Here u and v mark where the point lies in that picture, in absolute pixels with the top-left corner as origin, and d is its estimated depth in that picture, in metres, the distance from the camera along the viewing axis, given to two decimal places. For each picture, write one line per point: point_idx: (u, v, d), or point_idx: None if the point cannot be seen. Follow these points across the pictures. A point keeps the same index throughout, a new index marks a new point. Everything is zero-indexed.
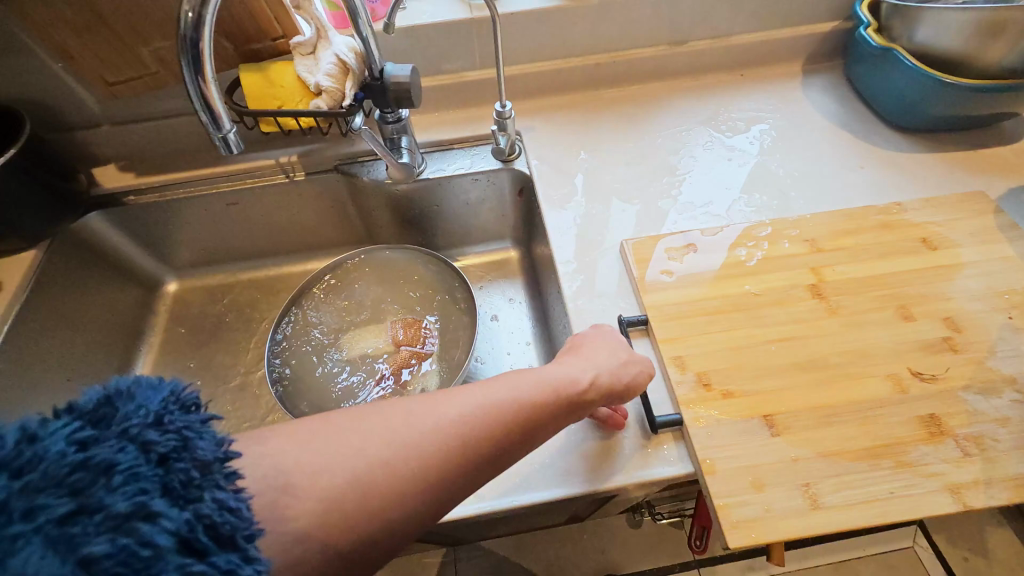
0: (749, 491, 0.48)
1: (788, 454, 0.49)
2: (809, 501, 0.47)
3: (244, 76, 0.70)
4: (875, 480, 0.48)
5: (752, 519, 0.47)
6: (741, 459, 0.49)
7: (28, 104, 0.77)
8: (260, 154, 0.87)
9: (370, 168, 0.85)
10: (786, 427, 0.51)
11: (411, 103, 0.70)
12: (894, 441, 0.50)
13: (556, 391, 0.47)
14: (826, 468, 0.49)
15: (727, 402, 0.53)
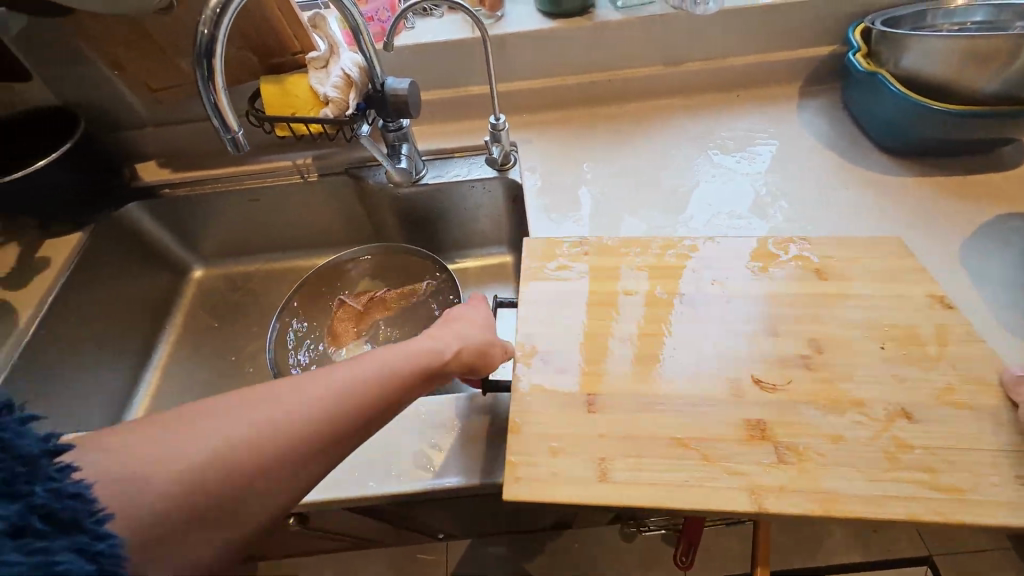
0: (558, 461, 0.49)
1: (611, 430, 0.50)
2: (597, 475, 0.48)
3: (263, 87, 0.79)
4: (669, 466, 0.48)
5: (542, 483, 0.48)
6: (561, 432, 0.51)
7: (87, 106, 0.89)
8: (280, 156, 0.95)
9: (376, 172, 0.92)
10: (618, 408, 0.52)
11: (409, 113, 0.76)
12: (718, 443, 0.49)
13: (412, 363, 0.48)
14: (637, 449, 0.49)
15: (587, 377, 0.54)
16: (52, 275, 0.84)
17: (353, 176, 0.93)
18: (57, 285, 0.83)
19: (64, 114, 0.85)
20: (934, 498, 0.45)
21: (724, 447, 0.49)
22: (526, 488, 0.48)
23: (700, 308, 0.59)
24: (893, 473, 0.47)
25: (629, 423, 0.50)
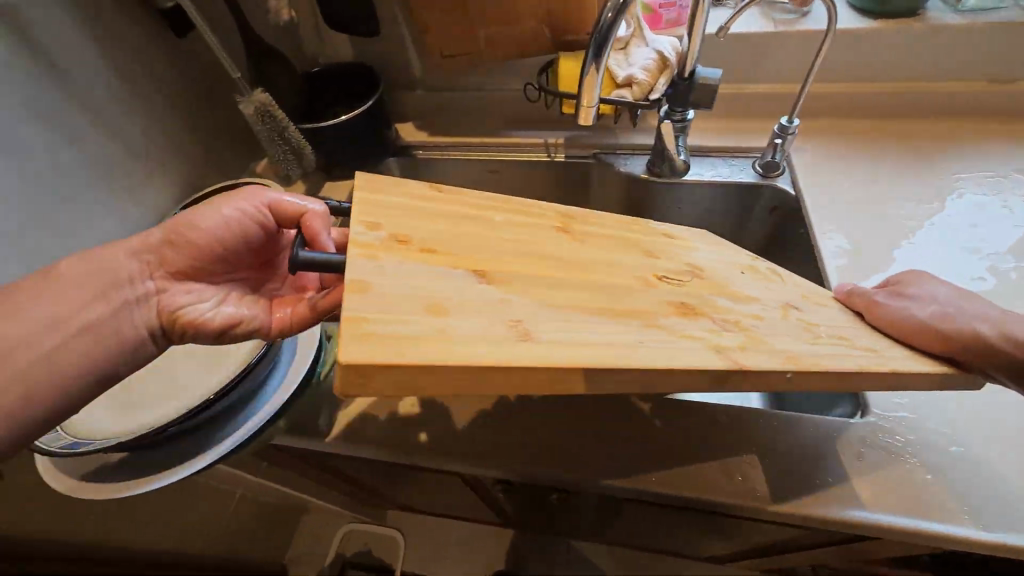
0: (411, 315, 0.33)
1: (439, 294, 0.36)
2: (470, 346, 0.33)
3: (560, 64, 0.81)
4: (600, 333, 0.36)
5: (380, 346, 0.31)
6: (371, 282, 0.34)
7: (376, 63, 0.96)
8: (531, 132, 0.97)
9: (628, 162, 0.91)
10: (485, 286, 0.38)
11: (708, 105, 0.74)
12: (706, 345, 0.38)
13: (224, 232, 0.53)
14: (540, 312, 0.37)
15: (393, 242, 0.38)
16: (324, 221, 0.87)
17: (603, 162, 0.92)
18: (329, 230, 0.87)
19: (359, 69, 0.90)
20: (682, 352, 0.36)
21: (686, 342, 0.38)
22: (375, 338, 0.31)
23: (622, 246, 0.49)
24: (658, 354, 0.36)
25: (608, 305, 0.40)
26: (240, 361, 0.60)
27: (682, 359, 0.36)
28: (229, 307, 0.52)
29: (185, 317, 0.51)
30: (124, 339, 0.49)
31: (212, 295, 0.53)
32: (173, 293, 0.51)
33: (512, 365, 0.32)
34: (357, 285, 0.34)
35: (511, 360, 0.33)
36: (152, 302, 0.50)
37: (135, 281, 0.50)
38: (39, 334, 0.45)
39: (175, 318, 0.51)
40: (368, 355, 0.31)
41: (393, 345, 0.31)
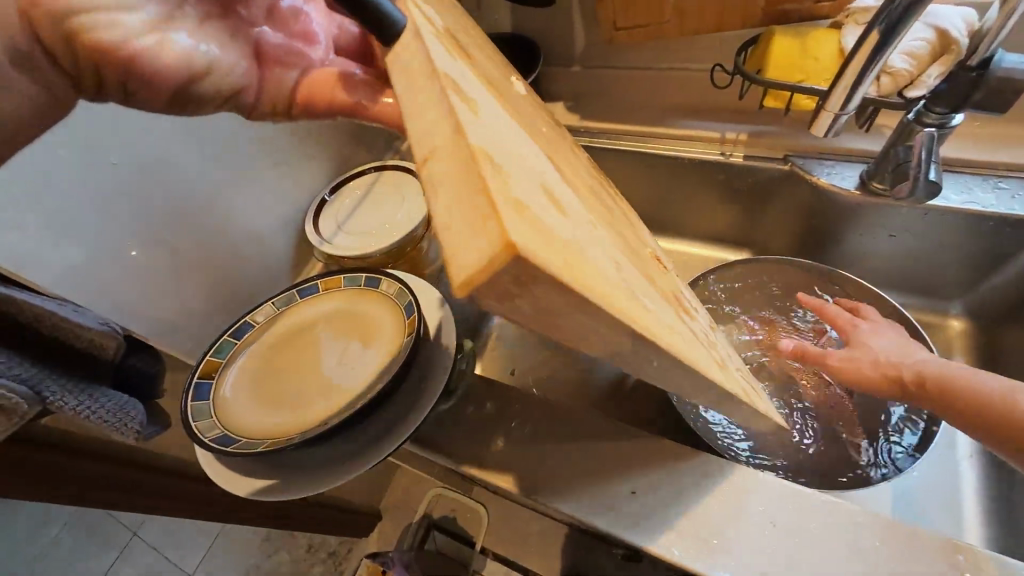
0: (547, 211, 0.19)
1: (548, 184, 0.23)
2: (608, 269, 0.21)
3: (774, 41, 0.63)
4: (664, 311, 0.26)
5: (539, 227, 0.17)
6: (486, 136, 0.20)
7: (534, 35, 0.86)
8: (705, 124, 0.80)
9: (840, 172, 0.72)
10: (572, 201, 0.25)
11: (1001, 107, 0.54)
12: (712, 359, 0.31)
13: None
14: (627, 270, 0.25)
15: (499, 110, 0.25)
16: None
17: (797, 170, 0.74)
18: None
19: (519, 43, 0.82)
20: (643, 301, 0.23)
21: (701, 350, 0.29)
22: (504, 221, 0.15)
23: (607, 186, 0.41)
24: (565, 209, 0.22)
25: (647, 276, 0.30)
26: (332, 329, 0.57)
27: (706, 368, 0.27)
28: (184, 36, 0.34)
29: (88, 40, 0.32)
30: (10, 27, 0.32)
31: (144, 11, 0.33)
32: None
33: (648, 346, 0.20)
34: (465, 115, 0.20)
35: (656, 336, 0.21)
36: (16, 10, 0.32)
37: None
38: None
39: (76, 37, 0.32)
40: (533, 246, 0.15)
41: (554, 248, 0.17)
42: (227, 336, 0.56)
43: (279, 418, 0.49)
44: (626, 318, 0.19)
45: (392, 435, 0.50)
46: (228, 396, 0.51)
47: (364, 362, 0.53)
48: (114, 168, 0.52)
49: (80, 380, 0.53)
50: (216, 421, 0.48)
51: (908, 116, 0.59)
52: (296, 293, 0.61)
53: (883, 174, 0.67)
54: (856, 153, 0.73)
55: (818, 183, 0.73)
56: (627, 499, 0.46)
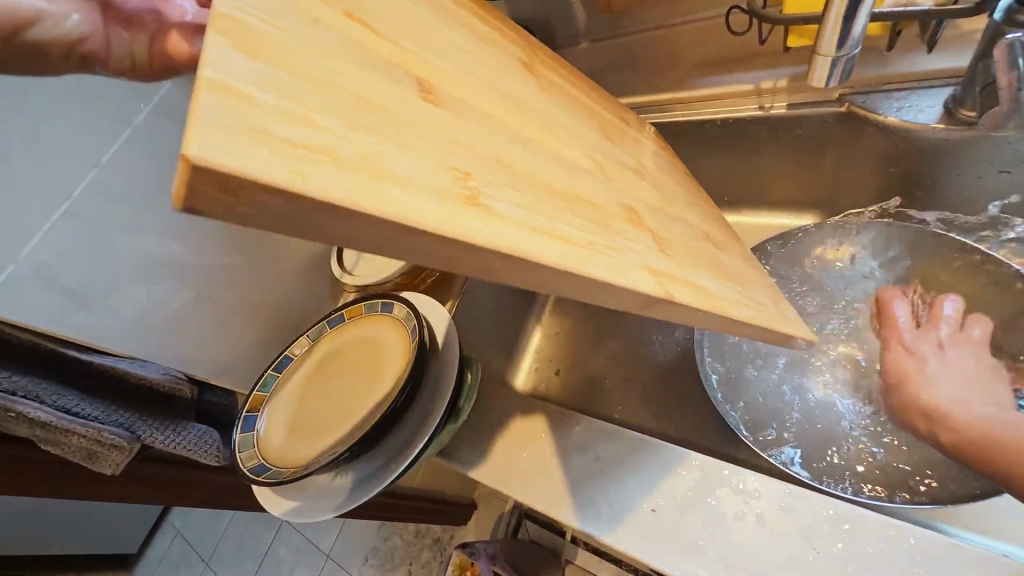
0: (326, 115, 0.16)
1: (358, 93, 0.18)
2: (413, 173, 0.17)
3: None
4: (559, 220, 0.22)
5: (258, 128, 0.14)
6: (264, 54, 0.16)
7: (532, 25, 0.81)
8: (738, 76, 0.67)
9: (914, 104, 0.57)
10: (428, 110, 0.21)
11: None
12: (646, 265, 0.26)
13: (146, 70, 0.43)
14: (495, 177, 0.21)
15: (348, 21, 0.20)
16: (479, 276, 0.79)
17: (858, 111, 0.59)
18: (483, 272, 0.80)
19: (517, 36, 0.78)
20: (521, 227, 0.20)
21: (628, 260, 0.25)
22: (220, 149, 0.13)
23: (569, 108, 0.35)
24: (355, 120, 0.17)
25: (561, 185, 0.25)
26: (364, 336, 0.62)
27: (618, 278, 0.23)
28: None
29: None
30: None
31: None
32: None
33: (467, 249, 0.17)
34: (233, 33, 0.16)
35: (482, 240, 0.18)
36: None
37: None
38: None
39: None
40: (247, 160, 0.13)
41: (301, 163, 0.14)
42: (272, 370, 0.62)
43: (303, 444, 0.54)
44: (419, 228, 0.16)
45: (406, 452, 0.53)
46: (269, 422, 0.58)
47: (386, 380, 0.56)
48: (172, 248, 0.67)
49: (164, 419, 0.62)
50: (258, 450, 0.55)
51: (994, 16, 0.45)
52: (325, 323, 0.64)
53: (971, 98, 0.53)
54: (939, 76, 0.56)
55: (886, 123, 0.58)
56: (648, 515, 0.46)
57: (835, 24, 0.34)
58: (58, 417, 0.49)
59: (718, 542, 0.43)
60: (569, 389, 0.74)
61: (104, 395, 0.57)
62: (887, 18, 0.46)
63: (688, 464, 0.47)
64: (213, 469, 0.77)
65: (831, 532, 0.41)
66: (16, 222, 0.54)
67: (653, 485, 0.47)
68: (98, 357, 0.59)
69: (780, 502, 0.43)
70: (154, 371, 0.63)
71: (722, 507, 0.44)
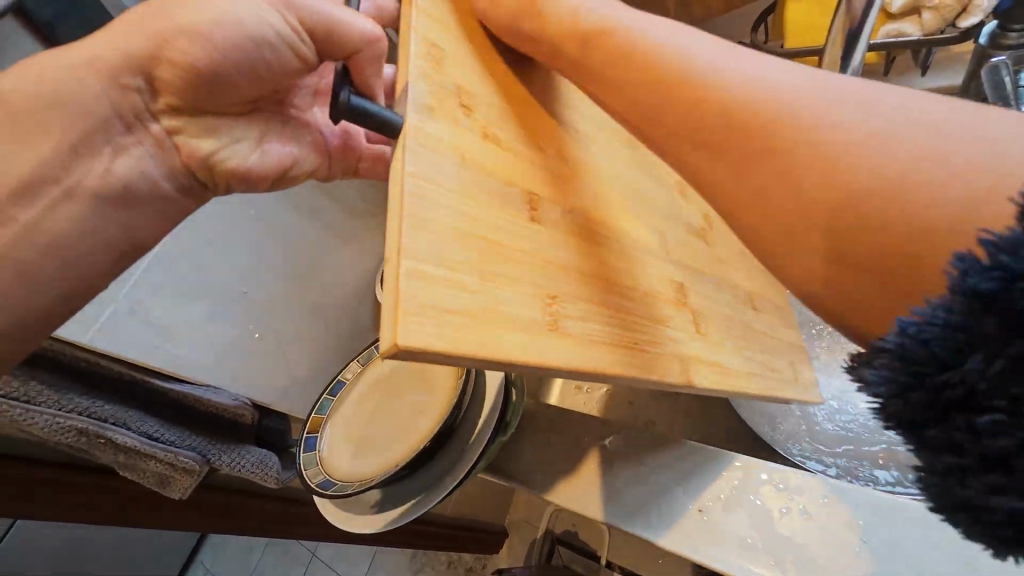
0: (469, 272, 0.24)
1: (490, 238, 0.25)
2: (525, 312, 0.25)
3: (787, 9, 0.61)
4: (624, 328, 0.29)
5: (432, 302, 0.22)
6: (430, 224, 0.23)
7: None
8: None
9: None
10: (533, 231, 0.28)
11: None
12: (680, 354, 0.32)
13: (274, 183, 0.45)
14: (579, 292, 0.28)
15: (450, 126, 0.27)
16: None
17: None
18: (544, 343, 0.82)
19: None
20: (617, 354, 0.27)
21: (667, 353, 0.31)
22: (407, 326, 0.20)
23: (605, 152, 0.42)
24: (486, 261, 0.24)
25: (602, 245, 0.32)
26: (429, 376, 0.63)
27: (657, 378, 0.29)
28: (278, 145, 0.44)
29: (227, 165, 0.42)
30: (172, 166, 0.41)
31: (250, 135, 0.42)
32: (191, 137, 0.40)
33: (549, 370, 0.24)
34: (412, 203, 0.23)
35: (562, 364, 0.24)
36: (172, 148, 0.41)
37: (141, 119, 0.39)
38: (139, 149, 0.39)
39: (216, 168, 0.42)
40: (422, 335, 0.21)
41: (455, 328, 0.22)
42: (327, 395, 0.67)
43: (367, 468, 0.58)
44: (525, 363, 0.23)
45: (456, 468, 0.56)
46: (331, 442, 0.62)
47: (436, 419, 0.58)
48: (236, 285, 0.73)
49: (230, 443, 0.66)
50: (322, 468, 0.59)
51: (980, 41, 0.50)
52: (375, 348, 0.68)
53: (965, 112, 0.58)
54: (929, 95, 0.63)
55: None
56: (695, 516, 0.48)
57: (833, 61, 0.40)
58: (145, 443, 0.54)
59: (765, 536, 0.46)
60: (603, 405, 0.77)
61: (180, 421, 0.61)
62: (875, 49, 0.52)
63: (729, 465, 0.50)
64: (263, 496, 0.81)
65: (874, 524, 0.43)
66: (115, 264, 0.61)
67: (695, 487, 0.50)
68: (175, 384, 0.64)
69: (822, 498, 0.46)
70: (225, 397, 0.68)
71: (766, 505, 0.47)
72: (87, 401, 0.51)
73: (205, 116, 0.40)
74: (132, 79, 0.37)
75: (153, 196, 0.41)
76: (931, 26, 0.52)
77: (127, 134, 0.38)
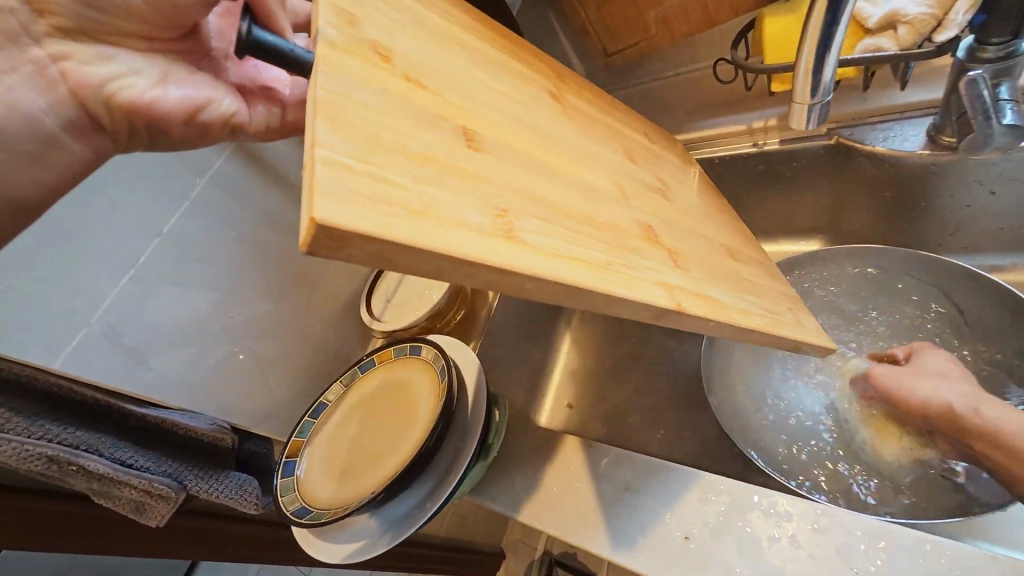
0: (404, 174, 0.22)
1: (426, 155, 0.25)
2: (472, 217, 0.24)
3: (766, 25, 0.61)
4: (582, 246, 0.28)
5: (356, 192, 0.20)
6: (342, 120, 0.22)
7: None
8: (731, 118, 0.73)
9: (896, 134, 0.62)
10: (472, 156, 0.27)
11: None
12: (658, 281, 0.31)
13: (178, 124, 0.39)
14: (530, 212, 0.27)
15: (398, 80, 0.27)
16: (535, 356, 0.81)
17: (846, 142, 0.64)
18: (534, 361, 0.81)
19: None
20: (584, 268, 0.26)
21: (640, 276, 0.30)
22: (325, 196, 0.19)
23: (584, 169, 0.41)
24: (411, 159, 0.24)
25: None
26: (392, 376, 0.65)
27: (633, 293, 0.28)
28: (180, 85, 0.38)
29: (120, 99, 0.38)
30: (59, 100, 0.38)
31: (155, 72, 0.38)
32: (81, 63, 0.37)
33: (504, 274, 0.23)
34: (329, 113, 0.22)
35: (514, 267, 0.23)
36: (55, 76, 0.37)
37: (17, 41, 0.35)
38: (16, 77, 0.36)
39: (112, 100, 0.38)
40: (352, 218, 0.19)
41: (386, 216, 0.20)
42: (307, 417, 0.65)
43: (346, 485, 0.57)
44: (472, 257, 0.22)
45: (438, 492, 0.55)
46: (309, 466, 0.60)
47: (417, 426, 0.58)
48: (216, 305, 0.72)
49: (209, 467, 0.64)
50: (298, 493, 0.57)
51: (957, 55, 0.50)
52: (357, 368, 0.67)
53: (950, 126, 0.57)
54: (913, 107, 0.62)
55: (874, 151, 0.62)
56: (681, 543, 0.47)
57: (805, 77, 0.39)
58: (115, 469, 0.52)
59: (756, 566, 0.44)
60: (593, 424, 0.75)
61: (155, 447, 0.59)
62: (853, 64, 0.52)
63: (713, 490, 0.48)
64: (246, 522, 0.79)
65: (868, 551, 0.42)
66: (90, 287, 0.60)
67: (681, 511, 0.48)
68: (151, 408, 0.62)
69: (813, 524, 0.44)
70: (204, 422, 0.67)
71: (755, 531, 0.45)
72: (58, 427, 0.50)
73: (99, 44, 0.37)
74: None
75: (36, 131, 0.38)
76: (907, 41, 0.52)
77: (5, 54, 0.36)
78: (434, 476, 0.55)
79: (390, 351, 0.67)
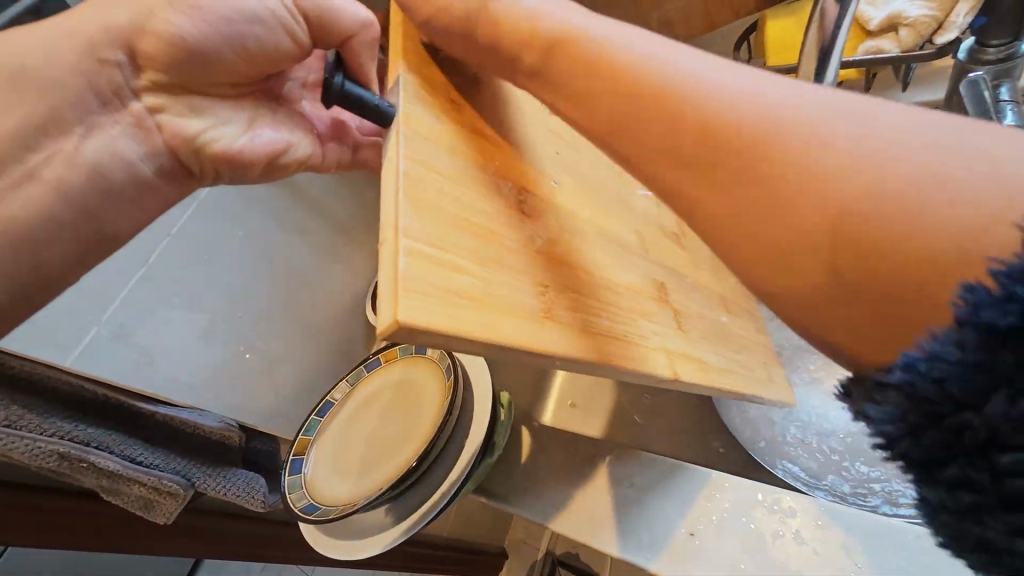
0: (468, 258, 0.24)
1: (469, 220, 0.26)
2: (521, 297, 0.25)
3: (768, 27, 0.62)
4: (617, 322, 0.29)
5: (426, 283, 0.22)
6: (418, 199, 0.24)
7: None
8: None
9: None
10: (519, 221, 0.29)
11: None
12: (664, 349, 0.32)
13: (257, 169, 0.46)
14: (564, 282, 0.28)
15: (453, 130, 0.29)
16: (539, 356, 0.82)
17: None
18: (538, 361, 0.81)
19: None
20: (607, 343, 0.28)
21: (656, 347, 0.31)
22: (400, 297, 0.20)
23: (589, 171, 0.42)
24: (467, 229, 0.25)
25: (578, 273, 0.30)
26: (399, 375, 0.66)
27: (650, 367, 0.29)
28: (267, 130, 0.46)
29: (212, 149, 0.45)
30: (154, 148, 0.45)
31: (240, 119, 0.45)
32: (173, 115, 0.44)
33: (539, 356, 0.24)
34: (405, 184, 0.24)
35: (545, 352, 0.24)
36: (152, 127, 0.44)
37: (119, 95, 0.43)
38: (117, 125, 0.43)
39: (202, 150, 0.45)
40: (418, 313, 0.20)
41: (446, 304, 0.22)
42: (313, 415, 0.66)
43: (353, 482, 0.57)
44: (511, 345, 0.23)
45: (445, 490, 0.55)
46: (317, 464, 0.61)
47: (424, 426, 0.58)
48: (225, 305, 0.73)
49: (217, 466, 0.64)
50: (306, 490, 0.58)
51: (957, 56, 0.51)
52: (363, 368, 0.68)
53: None
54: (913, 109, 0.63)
55: None
56: (686, 540, 0.47)
57: (808, 79, 0.40)
58: (126, 467, 0.52)
59: (762, 561, 0.44)
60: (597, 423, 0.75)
61: (165, 445, 0.60)
62: (854, 66, 0.53)
63: (720, 488, 0.49)
64: (252, 521, 0.79)
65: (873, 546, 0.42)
66: (101, 287, 0.61)
67: (686, 508, 0.48)
68: (161, 407, 0.63)
69: (817, 520, 0.44)
70: (212, 420, 0.67)
71: (759, 527, 0.46)
72: (69, 424, 0.51)
73: (194, 98, 0.44)
74: (114, 56, 0.42)
75: (135, 175, 0.44)
76: (908, 43, 0.53)
77: (110, 111, 0.43)
78: (441, 474, 0.56)
79: (396, 350, 0.68)
